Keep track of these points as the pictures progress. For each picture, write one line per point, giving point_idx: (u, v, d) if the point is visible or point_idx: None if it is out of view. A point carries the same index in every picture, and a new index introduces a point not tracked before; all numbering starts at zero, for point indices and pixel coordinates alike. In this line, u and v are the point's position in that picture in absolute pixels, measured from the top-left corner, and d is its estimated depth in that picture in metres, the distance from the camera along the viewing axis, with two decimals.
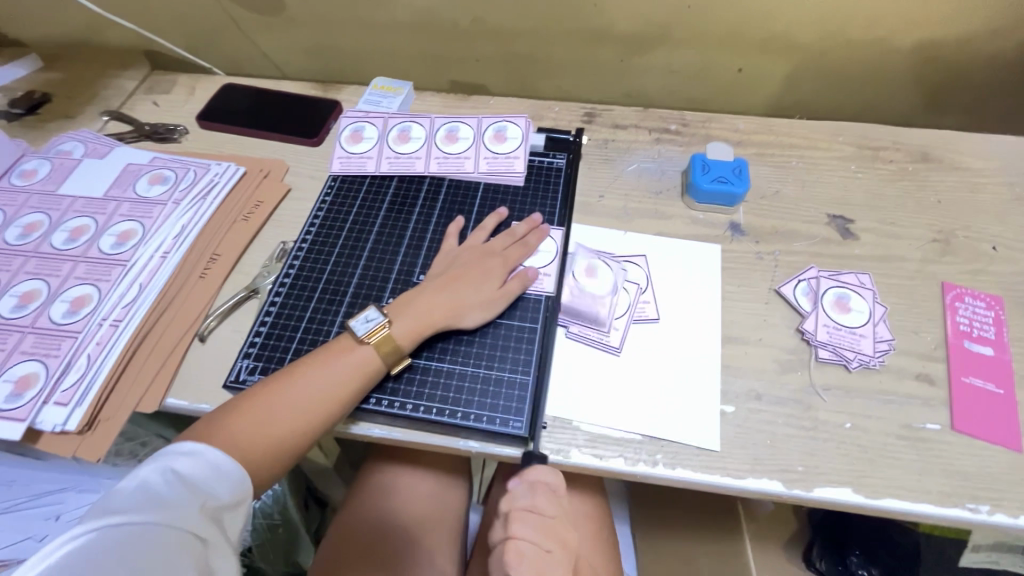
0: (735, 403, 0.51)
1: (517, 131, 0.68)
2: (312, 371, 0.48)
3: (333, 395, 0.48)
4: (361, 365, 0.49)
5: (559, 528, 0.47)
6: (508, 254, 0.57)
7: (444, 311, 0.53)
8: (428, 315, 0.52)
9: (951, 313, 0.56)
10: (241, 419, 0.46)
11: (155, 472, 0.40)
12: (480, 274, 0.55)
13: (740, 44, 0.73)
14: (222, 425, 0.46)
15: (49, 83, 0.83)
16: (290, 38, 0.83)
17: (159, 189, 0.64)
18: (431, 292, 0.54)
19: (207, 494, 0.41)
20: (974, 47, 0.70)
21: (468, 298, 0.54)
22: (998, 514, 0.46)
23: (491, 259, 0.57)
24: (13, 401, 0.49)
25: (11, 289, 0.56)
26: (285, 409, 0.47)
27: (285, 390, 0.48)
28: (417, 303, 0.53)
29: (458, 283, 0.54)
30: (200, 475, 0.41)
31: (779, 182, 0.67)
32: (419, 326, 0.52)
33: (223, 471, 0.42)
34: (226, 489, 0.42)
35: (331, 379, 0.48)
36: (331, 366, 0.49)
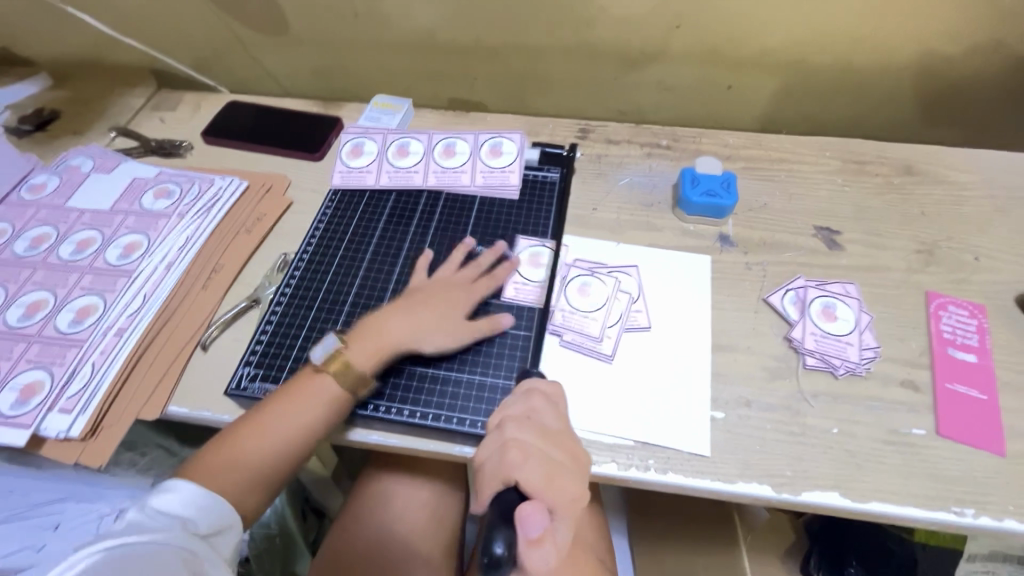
0: (725, 409, 0.52)
1: (513, 146, 0.70)
2: (278, 404, 0.50)
3: (301, 423, 0.49)
4: (322, 392, 0.50)
5: (564, 437, 0.45)
6: (475, 290, 0.58)
7: (404, 336, 0.54)
8: (386, 340, 0.53)
9: (935, 321, 0.57)
10: (217, 456, 0.48)
11: (136, 509, 0.42)
12: (445, 304, 0.56)
13: (728, 62, 0.76)
14: (201, 465, 0.48)
15: (58, 101, 0.85)
16: (293, 57, 0.86)
17: (165, 203, 0.66)
18: (392, 318, 0.55)
19: (189, 521, 0.43)
20: (953, 65, 0.73)
21: (429, 326, 0.54)
22: (983, 517, 0.46)
23: (457, 292, 0.57)
24: (18, 408, 0.50)
25: (18, 299, 0.58)
26: (258, 441, 0.49)
27: (257, 423, 0.49)
28: (379, 329, 0.54)
29: (421, 311, 0.55)
30: (179, 507, 0.44)
31: (767, 195, 0.69)
32: (375, 350, 0.53)
33: (201, 502, 0.45)
34: (206, 514, 0.45)
35: (298, 407, 0.50)
36: (294, 397, 0.50)
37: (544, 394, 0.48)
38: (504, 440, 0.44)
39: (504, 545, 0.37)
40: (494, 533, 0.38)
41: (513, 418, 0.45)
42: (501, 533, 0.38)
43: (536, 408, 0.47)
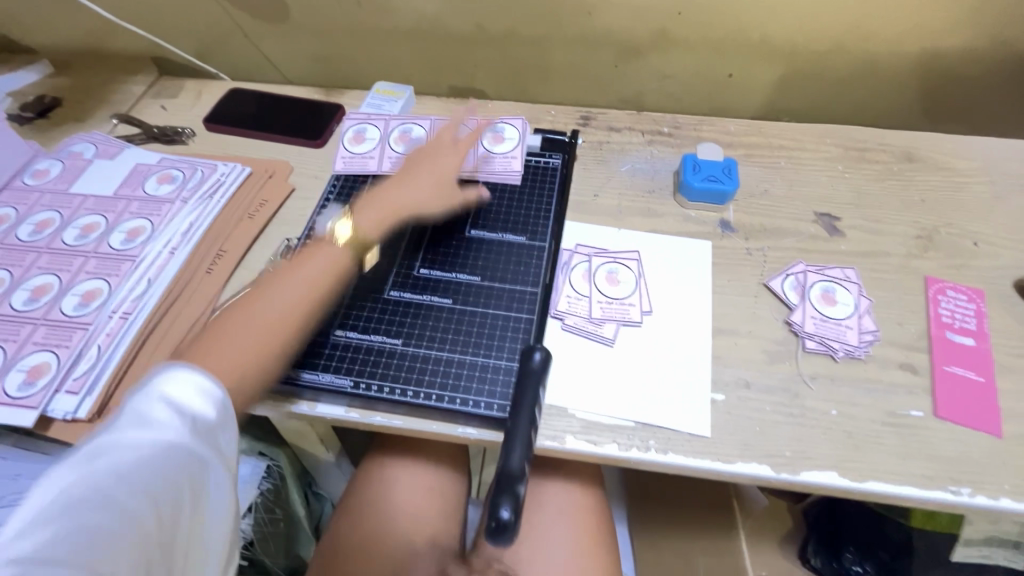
0: (725, 391, 0.53)
1: (515, 133, 0.70)
2: (286, 276, 0.53)
3: (308, 290, 0.52)
4: (336, 260, 0.55)
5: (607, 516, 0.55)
6: (458, 147, 0.65)
7: (406, 194, 0.60)
8: (392, 203, 0.59)
9: (934, 305, 0.58)
10: (228, 333, 0.49)
11: (145, 401, 0.39)
12: (431, 162, 0.63)
13: (729, 49, 0.76)
14: (224, 326, 0.49)
15: (59, 88, 0.85)
16: (293, 45, 0.85)
17: (168, 188, 0.66)
18: (390, 183, 0.61)
19: (195, 420, 0.40)
20: (954, 53, 0.73)
21: (426, 182, 0.61)
22: (979, 496, 0.47)
23: (443, 151, 0.64)
24: (25, 389, 0.51)
25: (23, 283, 0.58)
26: (266, 313, 0.50)
27: (263, 298, 0.51)
28: (382, 193, 0.60)
29: (414, 170, 0.62)
30: (187, 399, 0.41)
31: (768, 182, 0.69)
32: (385, 211, 0.59)
33: (212, 396, 0.42)
34: (215, 409, 0.42)
35: (301, 280, 0.53)
36: (302, 270, 0.53)
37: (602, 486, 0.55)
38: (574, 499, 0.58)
39: (510, 511, 0.43)
40: (500, 498, 0.44)
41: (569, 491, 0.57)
42: (506, 500, 0.44)
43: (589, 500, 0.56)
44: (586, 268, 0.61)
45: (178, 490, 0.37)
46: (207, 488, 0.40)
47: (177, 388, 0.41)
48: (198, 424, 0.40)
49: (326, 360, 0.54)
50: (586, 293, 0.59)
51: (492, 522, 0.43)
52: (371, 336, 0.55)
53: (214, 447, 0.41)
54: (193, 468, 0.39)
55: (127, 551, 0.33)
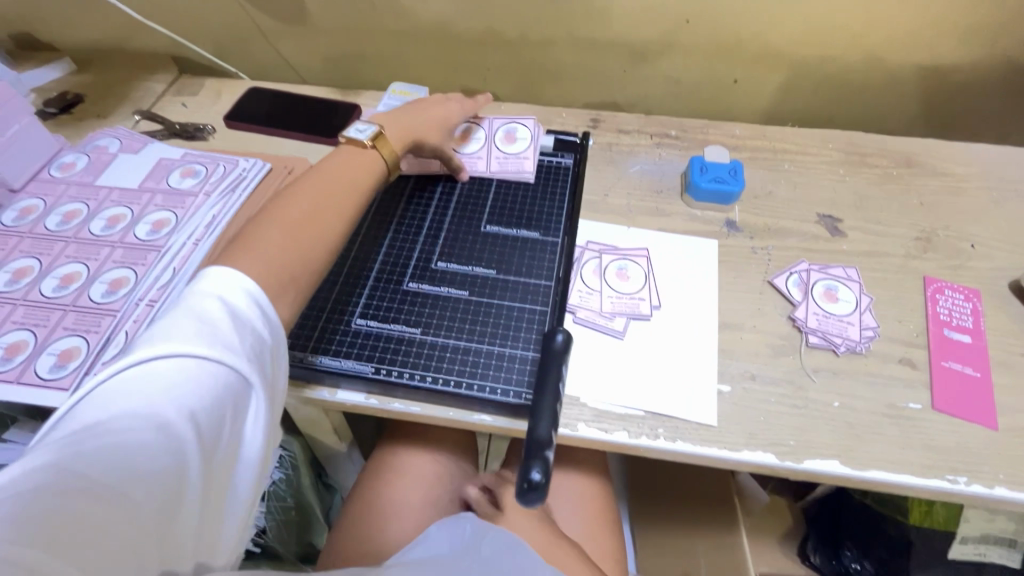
0: (731, 383, 0.55)
1: (527, 131, 0.72)
2: (331, 172, 0.54)
3: (351, 189, 0.54)
4: (367, 161, 0.58)
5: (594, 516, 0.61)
6: (463, 103, 0.70)
7: (421, 121, 0.65)
8: (410, 126, 0.63)
9: (932, 303, 0.60)
10: (283, 207, 0.50)
11: (201, 307, 0.40)
12: (439, 107, 0.67)
13: (735, 56, 0.79)
14: (274, 211, 0.49)
15: (82, 84, 0.87)
16: (311, 46, 0.88)
17: (191, 182, 0.68)
18: (407, 116, 0.64)
19: (239, 335, 0.40)
20: (952, 63, 0.76)
21: (435, 119, 0.66)
22: (975, 484, 0.49)
23: (448, 102, 0.69)
24: (57, 372, 0.53)
25: (52, 271, 0.60)
26: (319, 194, 0.52)
27: (313, 187, 0.52)
28: (399, 120, 0.63)
29: (426, 108, 0.66)
30: (234, 314, 0.41)
31: (773, 184, 0.71)
32: (405, 128, 0.63)
33: (265, 311, 0.43)
34: (261, 329, 0.42)
35: (345, 176, 0.55)
36: (347, 165, 0.56)
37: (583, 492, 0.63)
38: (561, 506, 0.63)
39: (539, 472, 0.42)
40: (529, 462, 0.43)
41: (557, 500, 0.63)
42: (538, 463, 0.43)
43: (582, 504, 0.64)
44: (597, 265, 0.63)
45: (218, 403, 0.37)
46: (248, 406, 0.40)
47: (228, 297, 0.41)
48: (246, 340, 0.40)
49: (348, 347, 0.55)
50: (597, 288, 0.61)
51: (522, 482, 0.42)
52: (391, 324, 0.57)
53: (258, 365, 0.41)
54: (234, 386, 0.39)
55: (160, 458, 0.34)
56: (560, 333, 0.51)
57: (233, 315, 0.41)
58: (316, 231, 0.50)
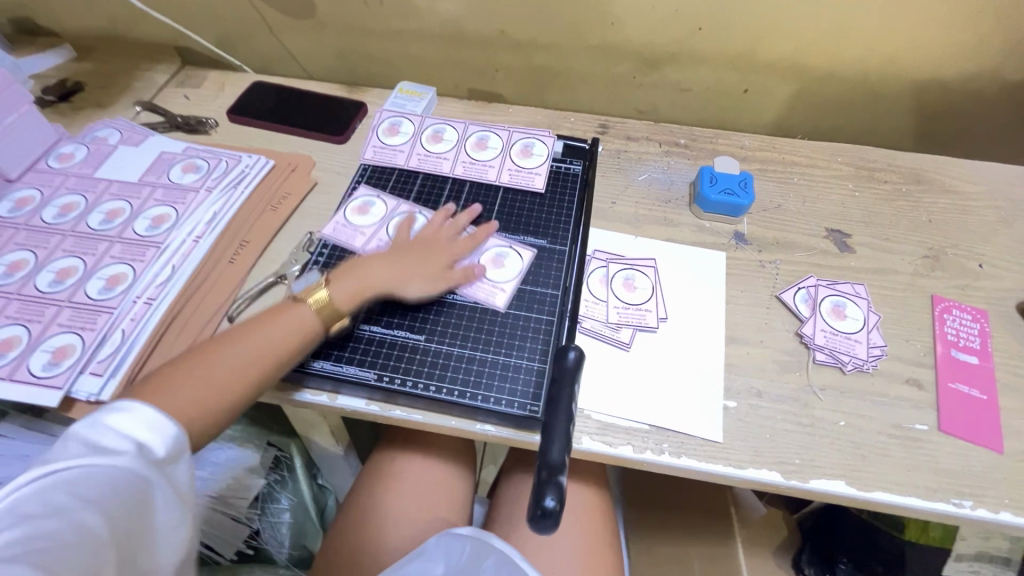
0: (737, 398, 0.54)
1: (518, 263, 0.61)
2: (256, 329, 0.50)
3: (274, 352, 0.50)
4: (300, 321, 0.51)
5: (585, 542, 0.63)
6: (454, 244, 0.60)
7: (386, 278, 0.56)
8: (368, 281, 0.55)
9: (940, 323, 0.60)
10: (188, 371, 0.47)
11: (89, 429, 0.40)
12: (423, 255, 0.58)
13: (747, 66, 0.78)
14: (183, 372, 0.47)
15: (81, 73, 0.85)
16: (318, 41, 0.86)
17: (192, 177, 0.66)
18: (375, 262, 0.56)
19: (147, 449, 0.40)
20: (963, 80, 0.75)
21: (410, 272, 0.56)
22: (981, 509, 0.49)
23: (437, 245, 0.59)
24: (50, 369, 0.51)
25: (48, 264, 0.58)
26: (226, 362, 0.48)
27: (226, 345, 0.49)
28: (361, 270, 0.55)
29: (403, 260, 0.57)
30: (144, 428, 0.41)
31: (782, 197, 0.71)
32: (358, 288, 0.54)
33: (164, 428, 0.42)
34: (167, 442, 0.42)
35: (272, 335, 0.50)
36: (277, 321, 0.51)
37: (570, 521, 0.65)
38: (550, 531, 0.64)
39: (555, 499, 0.40)
40: (544, 487, 0.41)
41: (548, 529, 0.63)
42: (550, 490, 0.40)
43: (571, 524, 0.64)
44: (604, 274, 0.62)
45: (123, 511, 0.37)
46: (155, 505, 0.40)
47: (134, 422, 0.41)
48: (150, 451, 0.40)
49: (351, 353, 0.55)
50: (603, 298, 0.60)
51: (536, 510, 0.40)
52: (394, 331, 0.56)
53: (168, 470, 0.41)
54: (139, 495, 0.39)
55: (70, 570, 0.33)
56: (572, 352, 0.47)
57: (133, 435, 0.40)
58: (209, 390, 0.46)
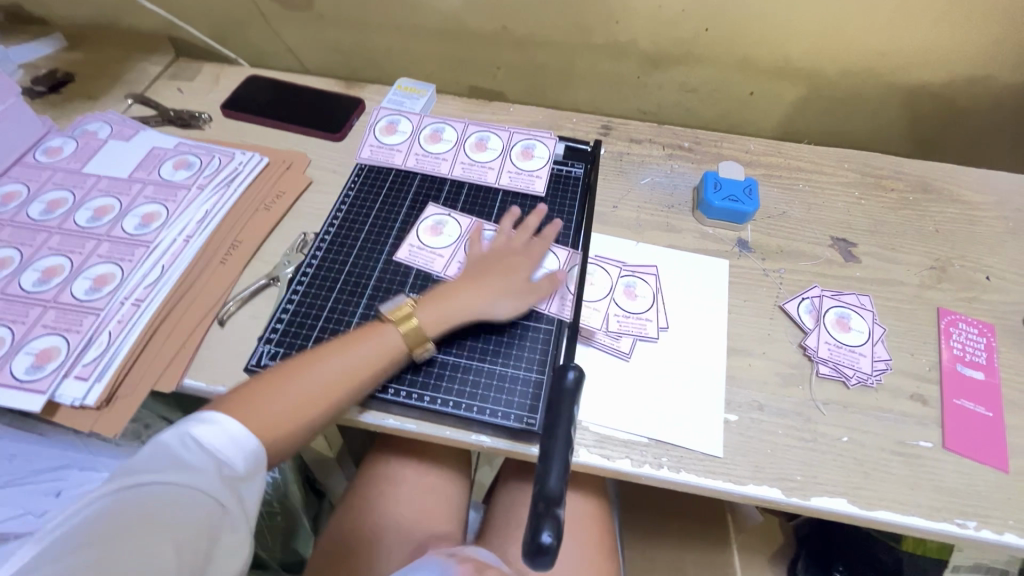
0: (738, 412, 0.53)
1: (556, 262, 0.61)
2: (336, 347, 0.49)
3: (358, 374, 0.49)
4: (384, 345, 0.50)
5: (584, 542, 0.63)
6: (529, 250, 0.59)
7: (474, 300, 0.54)
8: (452, 305, 0.53)
9: (945, 337, 0.58)
10: (274, 388, 0.46)
11: (179, 438, 0.40)
12: (506, 271, 0.56)
13: (753, 68, 0.76)
14: (271, 380, 0.47)
15: (72, 63, 0.83)
16: (315, 34, 0.84)
17: (184, 174, 0.65)
18: (463, 285, 0.55)
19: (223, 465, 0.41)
20: (973, 86, 0.74)
21: (497, 291, 0.55)
22: (984, 530, 0.48)
23: (514, 258, 0.58)
24: (33, 373, 0.50)
25: (33, 263, 0.57)
26: (310, 387, 0.47)
27: (302, 369, 0.47)
28: (450, 296, 0.54)
29: (486, 281, 0.55)
30: (218, 444, 0.41)
31: (786, 204, 0.69)
32: (445, 311, 0.53)
33: (244, 446, 0.42)
34: (242, 462, 0.42)
35: (352, 359, 0.49)
36: (356, 345, 0.50)
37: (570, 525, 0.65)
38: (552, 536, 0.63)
39: (550, 535, 0.39)
40: (540, 521, 0.39)
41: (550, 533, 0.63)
42: (548, 524, 0.39)
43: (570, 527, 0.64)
44: (606, 283, 0.60)
45: (194, 532, 0.38)
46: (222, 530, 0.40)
47: (214, 435, 0.41)
48: (226, 470, 0.41)
49: None
50: (602, 307, 0.59)
51: (531, 544, 0.39)
52: None
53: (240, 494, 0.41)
54: (209, 518, 0.39)
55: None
56: (571, 371, 0.46)
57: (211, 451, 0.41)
58: (297, 408, 0.46)
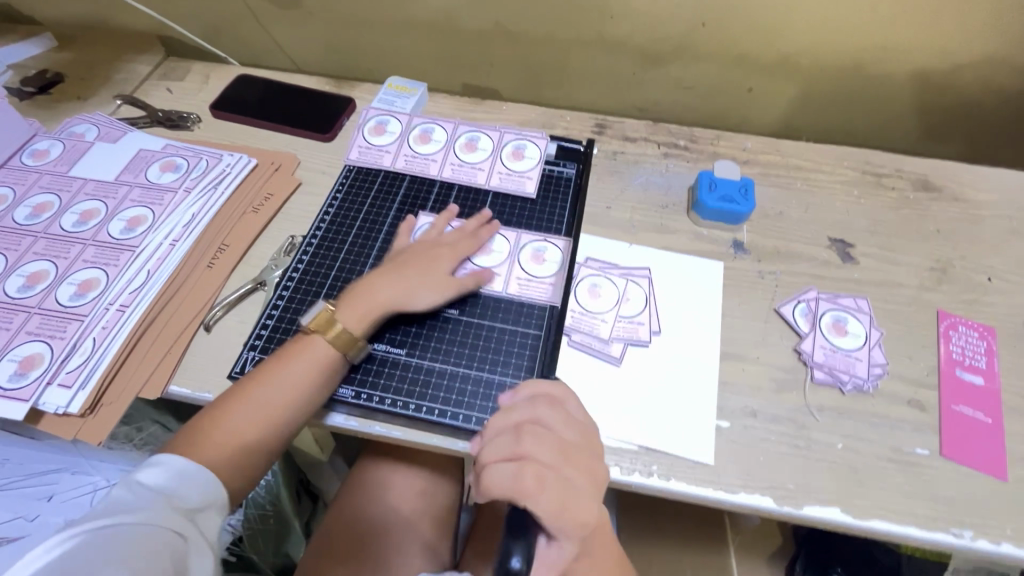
0: (730, 418, 0.52)
1: (556, 254, 0.61)
2: (274, 369, 0.49)
3: (300, 395, 0.48)
4: (318, 358, 0.50)
5: (581, 453, 0.43)
6: (458, 246, 0.59)
7: (394, 295, 0.53)
8: (378, 300, 0.53)
9: (945, 340, 0.57)
10: (218, 422, 0.47)
11: (117, 483, 0.40)
12: (427, 261, 0.56)
13: (752, 62, 0.74)
14: (220, 411, 0.47)
15: (61, 62, 0.82)
16: (306, 32, 0.83)
17: (171, 176, 0.64)
18: (381, 278, 0.54)
19: (175, 498, 0.41)
20: (977, 81, 0.72)
21: (413, 284, 0.54)
22: (981, 540, 0.47)
23: (439, 248, 0.58)
24: (16, 380, 0.50)
25: (18, 268, 0.56)
26: (257, 412, 0.47)
27: (249, 394, 0.48)
28: (367, 292, 0.53)
29: (404, 273, 0.55)
30: (165, 481, 0.41)
31: (783, 204, 0.68)
32: (367, 310, 0.52)
33: (192, 477, 0.43)
34: (195, 497, 0.42)
35: (294, 376, 0.49)
36: (290, 364, 0.49)
37: (548, 400, 0.45)
38: (521, 450, 0.41)
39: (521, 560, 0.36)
40: (512, 547, 0.37)
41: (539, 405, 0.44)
42: (517, 548, 0.37)
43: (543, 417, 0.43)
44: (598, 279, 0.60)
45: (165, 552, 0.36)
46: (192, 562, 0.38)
47: (154, 478, 0.41)
48: (180, 501, 0.41)
49: None
50: None
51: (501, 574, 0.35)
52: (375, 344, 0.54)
53: (198, 528, 0.40)
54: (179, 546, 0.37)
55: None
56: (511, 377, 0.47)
57: (156, 490, 0.40)
58: (248, 437, 0.47)
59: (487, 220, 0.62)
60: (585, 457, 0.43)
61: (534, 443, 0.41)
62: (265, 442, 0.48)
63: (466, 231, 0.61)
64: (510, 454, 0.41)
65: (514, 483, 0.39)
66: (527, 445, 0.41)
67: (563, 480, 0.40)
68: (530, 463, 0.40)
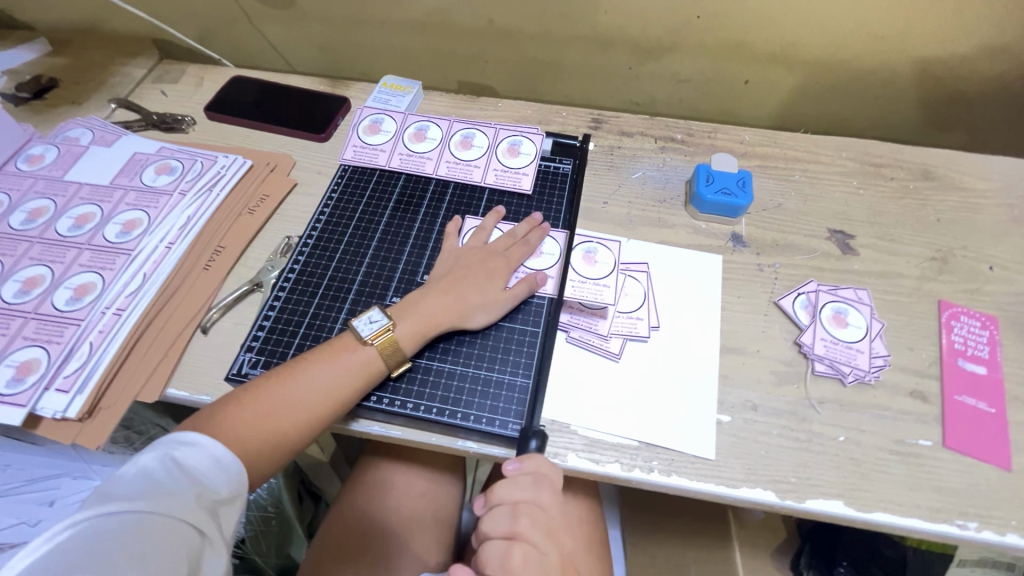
0: (731, 412, 0.52)
1: (554, 246, 0.61)
2: (314, 365, 0.49)
3: (332, 397, 0.48)
4: (362, 364, 0.50)
5: (558, 534, 0.48)
6: (511, 255, 0.58)
7: (447, 311, 0.53)
8: (430, 316, 0.53)
9: (946, 331, 0.57)
10: (248, 408, 0.46)
11: (156, 459, 0.41)
12: (481, 274, 0.56)
13: (749, 54, 0.74)
14: (254, 394, 0.47)
15: (56, 68, 0.81)
16: (300, 32, 0.83)
17: (166, 179, 0.64)
18: (436, 294, 0.54)
19: (203, 487, 0.41)
20: (977, 70, 0.71)
21: (470, 300, 0.54)
22: (985, 531, 0.46)
23: (493, 259, 0.57)
24: (14, 386, 0.50)
25: (15, 273, 0.56)
26: (289, 406, 0.47)
27: (286, 384, 0.48)
28: (422, 305, 0.53)
29: (460, 288, 0.54)
30: (200, 467, 0.42)
31: (782, 196, 0.67)
32: (422, 325, 0.52)
33: (223, 465, 0.43)
34: (223, 486, 0.42)
35: (334, 377, 0.48)
36: (332, 364, 0.49)
37: (550, 485, 0.46)
38: (514, 530, 0.45)
39: None
40: None
41: (545, 480, 0.46)
42: None
43: (540, 502, 0.46)
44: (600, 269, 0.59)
45: (172, 556, 0.36)
46: (204, 560, 0.38)
47: (189, 459, 0.41)
48: (204, 492, 0.41)
49: None
50: (610, 284, 0.57)
51: None
52: None
53: (218, 523, 0.40)
54: (192, 546, 0.38)
55: None
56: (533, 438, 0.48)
57: (187, 473, 0.41)
58: (275, 432, 0.46)
59: (537, 224, 0.61)
60: (560, 540, 0.48)
61: (524, 524, 0.46)
62: (288, 440, 0.47)
63: (516, 237, 0.60)
64: (505, 531, 0.46)
65: (504, 560, 0.44)
66: (521, 526, 0.45)
67: (546, 557, 0.45)
68: (520, 545, 0.45)
